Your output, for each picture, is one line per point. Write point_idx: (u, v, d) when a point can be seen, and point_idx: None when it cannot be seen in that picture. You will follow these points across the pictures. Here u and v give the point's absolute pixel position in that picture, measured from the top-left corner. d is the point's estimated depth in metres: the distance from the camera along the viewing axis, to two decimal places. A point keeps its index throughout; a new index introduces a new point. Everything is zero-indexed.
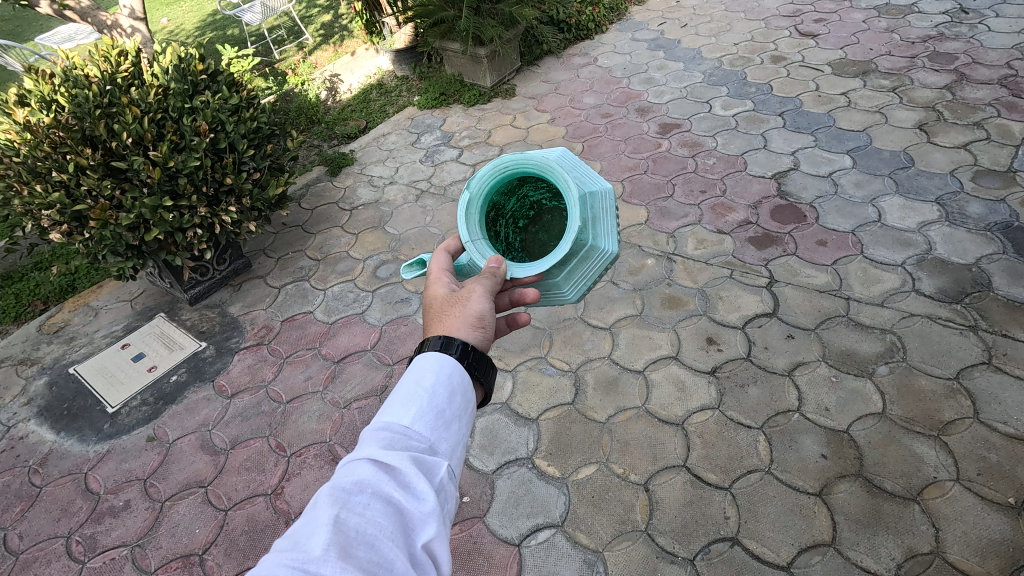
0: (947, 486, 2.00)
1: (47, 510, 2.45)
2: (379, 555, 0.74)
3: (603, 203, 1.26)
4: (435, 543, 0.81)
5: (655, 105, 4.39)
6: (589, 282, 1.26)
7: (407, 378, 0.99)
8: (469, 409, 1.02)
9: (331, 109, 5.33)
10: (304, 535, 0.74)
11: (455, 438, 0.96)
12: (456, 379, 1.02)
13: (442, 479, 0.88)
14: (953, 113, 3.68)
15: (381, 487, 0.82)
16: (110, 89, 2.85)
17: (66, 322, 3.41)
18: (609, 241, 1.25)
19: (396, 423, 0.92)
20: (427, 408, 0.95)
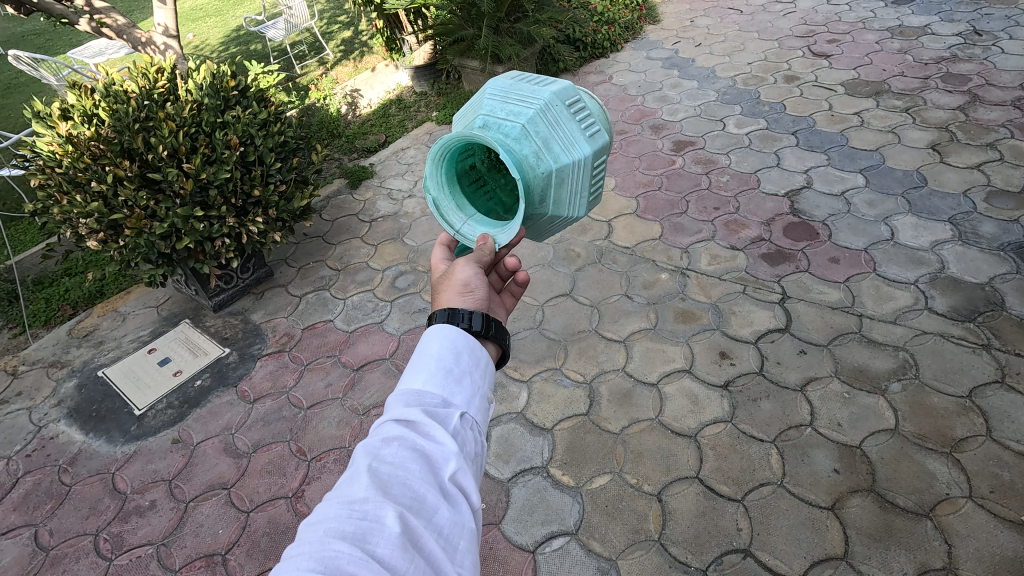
0: (960, 502, 2.02)
1: (76, 508, 2.53)
2: (413, 492, 0.81)
3: (547, 117, 1.18)
4: (460, 476, 0.87)
5: (669, 123, 4.47)
6: (585, 190, 1.25)
7: (418, 349, 1.05)
8: (480, 364, 1.07)
9: (351, 124, 5.47)
10: (344, 487, 0.80)
11: (469, 391, 1.01)
12: (462, 341, 1.07)
13: (460, 425, 0.94)
14: (966, 134, 3.71)
15: (405, 438, 0.88)
16: (147, 104, 2.98)
17: (95, 326, 3.53)
18: (574, 149, 1.19)
19: (412, 385, 0.97)
20: (438, 368, 1.00)
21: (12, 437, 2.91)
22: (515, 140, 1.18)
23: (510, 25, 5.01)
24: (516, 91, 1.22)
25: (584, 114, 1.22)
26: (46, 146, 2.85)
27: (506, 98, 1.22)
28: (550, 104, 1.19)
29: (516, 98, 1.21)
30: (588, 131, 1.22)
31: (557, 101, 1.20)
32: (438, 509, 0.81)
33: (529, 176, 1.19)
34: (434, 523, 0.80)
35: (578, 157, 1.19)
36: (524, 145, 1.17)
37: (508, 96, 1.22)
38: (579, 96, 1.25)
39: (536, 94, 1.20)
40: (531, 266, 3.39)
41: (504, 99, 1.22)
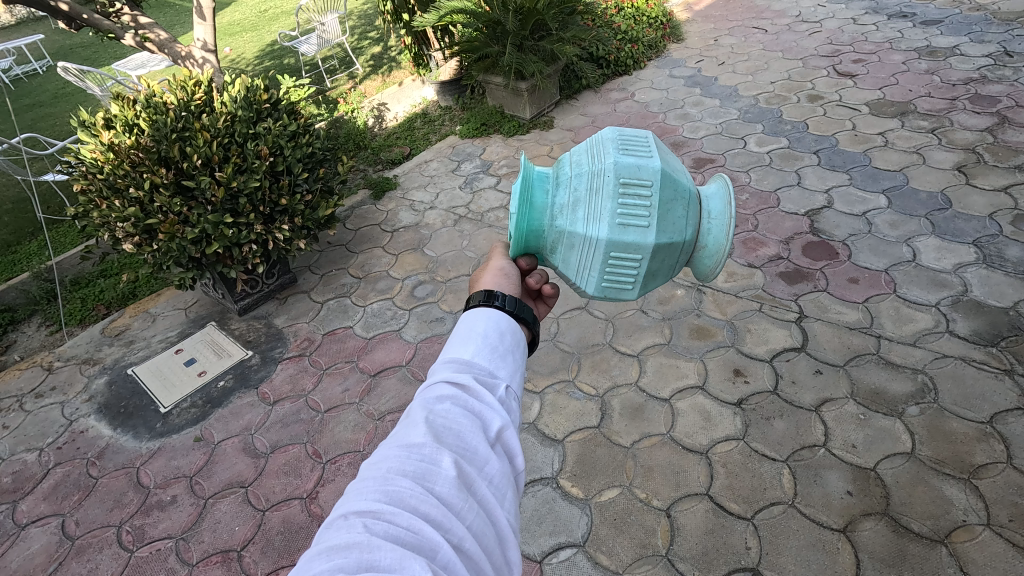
0: (977, 530, 1.98)
1: (102, 500, 2.63)
2: (466, 443, 0.83)
3: (596, 182, 1.20)
4: (506, 433, 0.89)
5: (690, 140, 4.50)
6: (592, 270, 1.23)
7: (462, 322, 1.05)
8: (521, 345, 1.05)
9: (377, 136, 5.63)
10: (401, 432, 0.83)
11: (515, 364, 1.00)
12: (517, 329, 1.07)
13: (508, 392, 0.95)
14: (994, 156, 3.66)
15: (457, 395, 0.90)
16: (185, 116, 3.12)
17: (127, 326, 3.67)
18: (596, 223, 1.19)
19: (460, 353, 0.97)
20: (484, 343, 0.99)
21: (45, 429, 3.04)
22: (573, 208, 1.22)
23: (534, 43, 5.13)
24: (606, 144, 1.25)
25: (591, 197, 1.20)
26: (89, 153, 2.99)
27: (593, 146, 1.27)
28: (606, 171, 1.19)
29: (600, 149, 1.24)
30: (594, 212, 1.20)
31: (611, 175, 1.18)
32: (490, 462, 0.83)
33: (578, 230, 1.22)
34: (485, 472, 0.82)
35: (595, 235, 1.20)
36: (558, 194, 1.26)
37: (594, 146, 1.26)
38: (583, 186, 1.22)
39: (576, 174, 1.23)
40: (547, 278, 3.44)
41: (591, 145, 1.27)
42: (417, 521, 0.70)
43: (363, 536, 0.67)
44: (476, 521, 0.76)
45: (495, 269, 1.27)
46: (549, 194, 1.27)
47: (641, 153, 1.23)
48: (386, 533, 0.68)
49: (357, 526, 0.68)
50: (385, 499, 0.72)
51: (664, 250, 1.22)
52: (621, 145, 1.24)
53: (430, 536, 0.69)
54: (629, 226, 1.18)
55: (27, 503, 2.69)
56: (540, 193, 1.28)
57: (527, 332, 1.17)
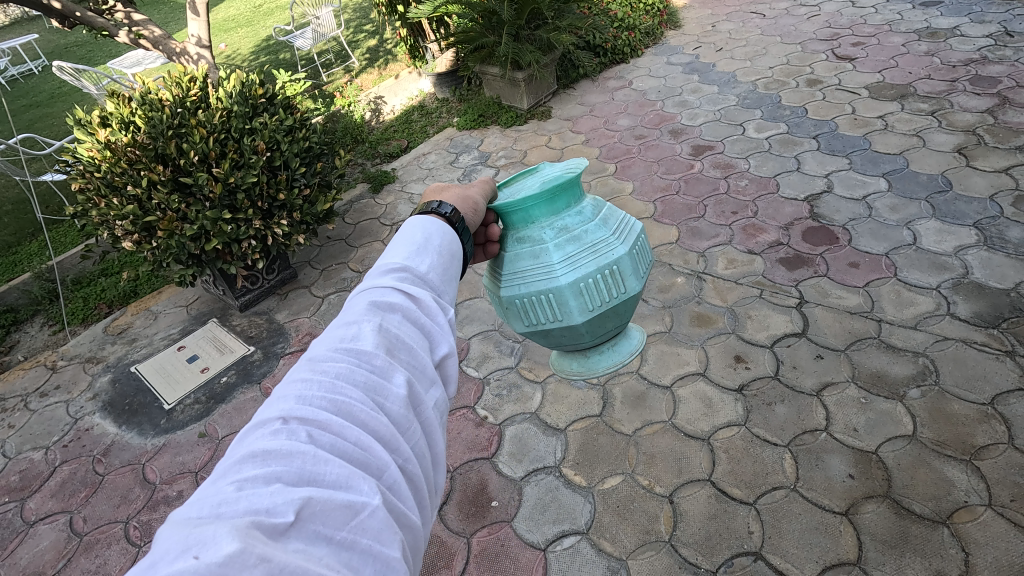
0: (979, 510, 1.98)
1: (109, 497, 2.65)
2: (414, 362, 0.88)
3: (596, 251, 1.46)
4: (448, 360, 0.95)
5: (689, 127, 4.48)
6: (526, 281, 1.47)
7: (415, 237, 1.07)
8: (460, 270, 1.13)
9: (375, 130, 5.61)
10: (348, 336, 0.84)
11: (456, 291, 1.08)
12: (458, 255, 1.14)
13: (453, 318, 1.01)
14: (995, 137, 3.64)
15: (407, 310, 0.93)
16: (181, 112, 3.10)
17: (129, 324, 3.68)
18: (571, 269, 1.44)
19: (411, 268, 1.01)
20: (434, 265, 1.04)
21: (51, 427, 3.06)
22: (568, 245, 1.45)
23: (530, 32, 5.10)
24: (628, 239, 1.52)
25: (588, 251, 1.45)
26: (86, 151, 2.99)
27: (621, 228, 1.53)
28: (613, 254, 1.46)
29: (621, 235, 1.51)
30: (577, 260, 1.44)
31: (608, 260, 1.46)
32: (432, 384, 0.90)
33: (556, 259, 1.44)
34: (428, 395, 0.89)
35: (556, 273, 1.44)
36: (573, 224, 1.48)
37: (622, 229, 1.53)
38: (590, 238, 1.47)
39: (593, 229, 1.48)
40: None
41: (622, 226, 1.54)
42: (365, 435, 0.73)
43: (309, 448, 0.68)
44: (416, 440, 0.82)
45: (464, 195, 1.34)
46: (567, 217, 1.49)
47: (632, 269, 1.53)
48: (333, 447, 0.70)
49: (302, 436, 0.69)
50: (333, 410, 0.74)
51: (570, 330, 1.55)
52: (632, 251, 1.52)
53: (379, 455, 0.73)
54: (574, 292, 1.45)
55: (35, 501, 2.71)
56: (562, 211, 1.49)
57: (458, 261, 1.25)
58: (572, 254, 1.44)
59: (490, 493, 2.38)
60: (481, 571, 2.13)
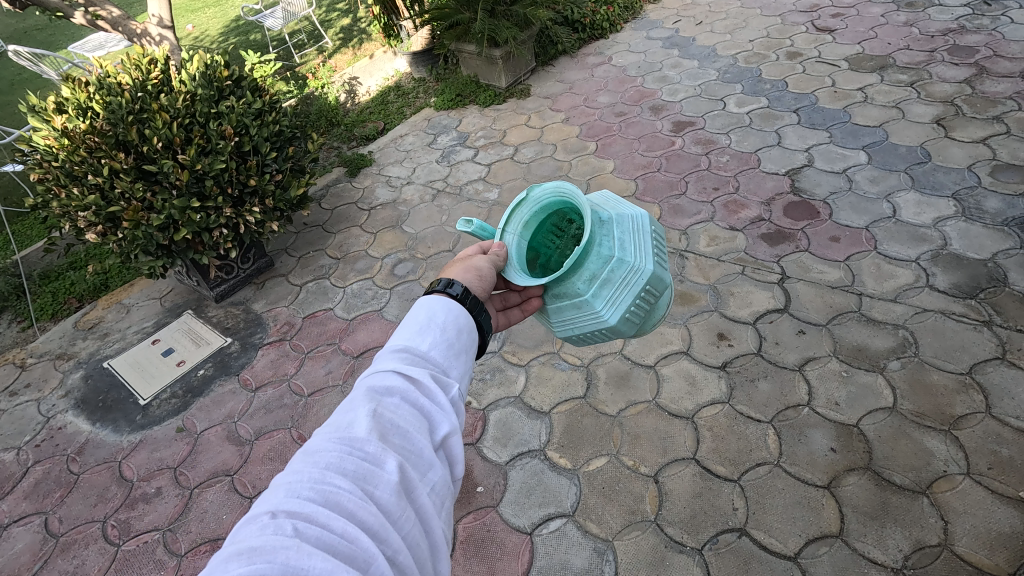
0: (957, 479, 2.01)
1: (85, 496, 2.59)
2: (411, 446, 0.86)
3: (629, 278, 1.38)
4: (451, 438, 0.93)
5: (669, 103, 4.42)
6: (579, 331, 1.45)
7: (419, 313, 1.08)
8: (473, 345, 1.11)
9: (350, 112, 5.46)
10: (344, 422, 0.84)
11: (464, 366, 1.06)
12: (473, 331, 1.13)
13: (458, 394, 0.99)
14: (972, 107, 3.64)
15: (407, 391, 0.93)
16: (141, 96, 2.97)
17: (101, 318, 3.57)
18: (617, 308, 1.37)
19: (413, 347, 1.01)
20: (439, 340, 1.04)
21: (22, 427, 2.97)
22: (601, 286, 1.39)
23: (506, 8, 4.97)
24: (648, 242, 1.43)
25: (624, 283, 1.38)
26: (42, 140, 2.85)
27: (636, 232, 1.44)
28: (643, 272, 1.38)
29: (642, 242, 1.42)
30: (619, 298, 1.37)
31: (643, 279, 1.38)
32: (432, 468, 0.87)
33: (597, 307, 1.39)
34: (427, 479, 0.86)
35: (602, 316, 1.39)
36: (594, 263, 1.40)
37: (640, 236, 1.42)
38: (620, 269, 1.38)
39: (618, 258, 1.39)
40: None
41: (635, 229, 1.44)
42: (351, 526, 0.71)
43: (292, 541, 0.67)
44: (411, 529, 0.78)
45: (467, 264, 1.34)
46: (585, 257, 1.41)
47: (664, 264, 1.45)
48: (319, 540, 0.69)
49: (287, 529, 0.68)
50: (321, 499, 0.73)
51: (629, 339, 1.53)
52: (655, 249, 1.44)
53: (367, 548, 0.70)
54: (627, 322, 1.42)
55: (8, 503, 2.64)
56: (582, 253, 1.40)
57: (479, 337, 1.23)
58: (611, 296, 1.38)
59: (475, 479, 2.37)
60: (468, 558, 2.12)
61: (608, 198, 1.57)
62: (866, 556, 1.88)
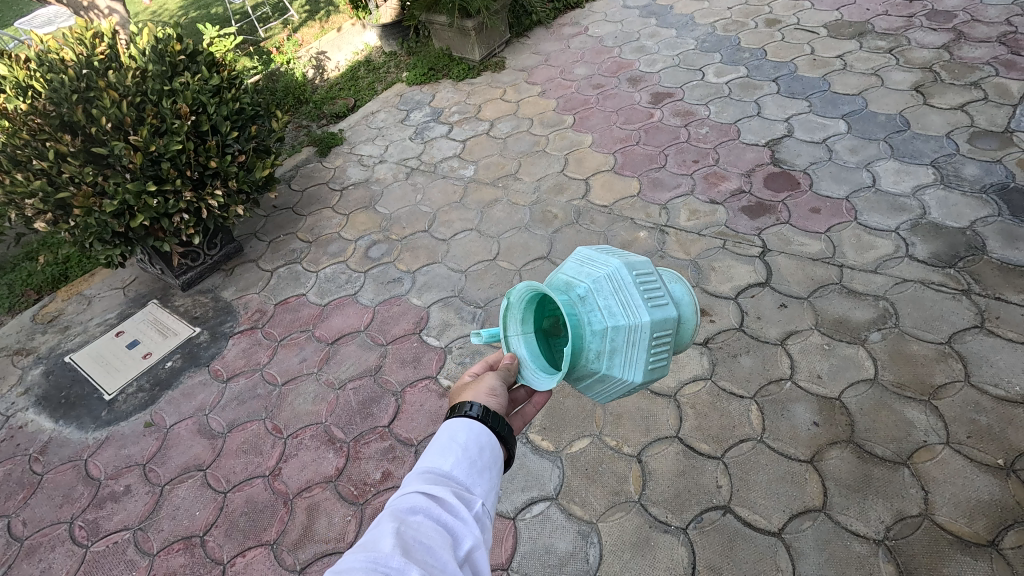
0: (937, 449, 2.01)
1: (50, 497, 2.49)
2: (436, 559, 0.84)
3: (631, 336, 1.24)
4: (475, 553, 0.91)
5: (647, 74, 4.31)
6: (619, 394, 1.35)
7: (444, 433, 1.13)
8: (497, 463, 1.14)
9: (319, 88, 5.25)
10: (372, 539, 0.84)
11: (488, 486, 1.07)
12: (497, 449, 1.17)
13: (481, 511, 1.00)
14: (951, 74, 3.60)
15: (432, 508, 0.93)
16: (87, 73, 2.80)
17: (60, 310, 3.41)
18: (635, 369, 1.26)
19: (437, 466, 1.04)
20: (463, 457, 1.08)
21: None
22: (608, 357, 1.26)
23: None
24: (633, 290, 1.27)
25: (631, 345, 1.25)
26: None
27: (618, 288, 1.28)
28: (642, 326, 1.23)
29: (627, 295, 1.26)
30: (634, 358, 1.26)
31: (647, 330, 1.24)
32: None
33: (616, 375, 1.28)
34: None
35: (627, 378, 1.28)
36: (593, 341, 1.26)
37: (622, 291, 1.26)
38: (618, 335, 1.24)
39: (610, 325, 1.24)
40: (508, 229, 3.30)
41: (616, 286, 1.28)
42: None
43: None
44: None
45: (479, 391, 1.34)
46: (580, 340, 1.27)
47: (659, 298, 1.29)
48: None
49: None
50: None
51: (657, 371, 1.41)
52: (643, 290, 1.28)
53: None
54: (655, 368, 1.29)
55: None
56: (575, 338, 1.27)
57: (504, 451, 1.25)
58: (624, 360, 1.26)
59: None
60: None
61: (580, 254, 1.40)
62: (848, 528, 1.88)
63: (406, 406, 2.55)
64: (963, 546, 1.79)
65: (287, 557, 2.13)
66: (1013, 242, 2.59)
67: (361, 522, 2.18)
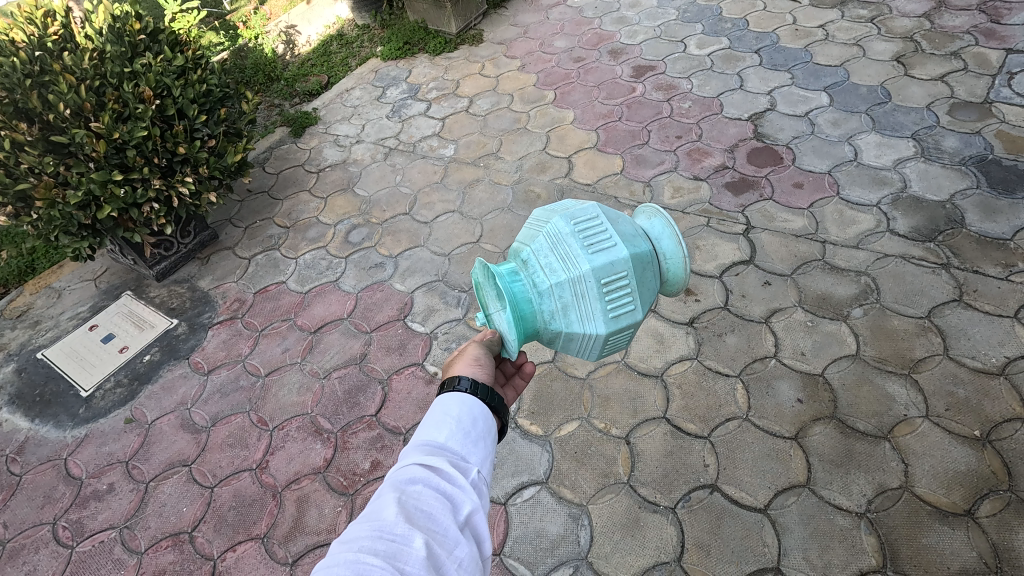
0: (917, 422, 2.06)
1: (30, 498, 2.43)
2: (437, 527, 0.83)
3: (577, 287, 1.13)
4: (476, 517, 0.89)
5: (628, 46, 4.22)
6: (599, 352, 1.21)
7: (437, 406, 1.09)
8: (492, 430, 1.10)
9: (290, 65, 5.05)
10: (373, 511, 0.82)
11: (484, 452, 1.04)
12: (491, 417, 1.12)
13: (479, 477, 0.97)
14: (931, 43, 3.59)
15: (429, 476, 0.90)
16: (40, 55, 2.65)
17: (29, 305, 3.29)
18: (593, 321, 1.14)
19: (433, 438, 1.00)
20: (457, 427, 1.04)
21: None
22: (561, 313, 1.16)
23: None
24: (569, 240, 1.16)
25: (581, 296, 1.13)
26: None
27: (555, 243, 1.18)
28: (584, 275, 1.11)
29: (564, 248, 1.16)
30: (591, 309, 1.13)
31: (594, 276, 1.11)
32: (459, 544, 0.82)
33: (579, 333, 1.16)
34: (454, 556, 0.81)
35: (591, 332, 1.15)
36: (543, 302, 1.17)
37: (558, 244, 1.17)
38: (564, 289, 1.13)
39: (553, 281, 1.14)
40: (490, 210, 3.25)
41: (553, 241, 1.18)
42: None
43: None
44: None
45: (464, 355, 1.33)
46: (531, 305, 1.19)
47: (603, 241, 1.16)
48: None
49: None
50: None
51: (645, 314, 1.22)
52: (582, 237, 1.16)
53: None
54: (621, 315, 1.15)
55: None
56: (524, 303, 1.19)
57: (499, 419, 1.21)
58: (578, 314, 1.14)
59: None
60: None
61: (532, 219, 1.33)
62: (832, 503, 1.93)
63: (393, 394, 2.52)
64: (941, 516, 1.85)
65: (278, 550, 2.12)
66: (991, 214, 2.62)
67: (352, 513, 2.18)
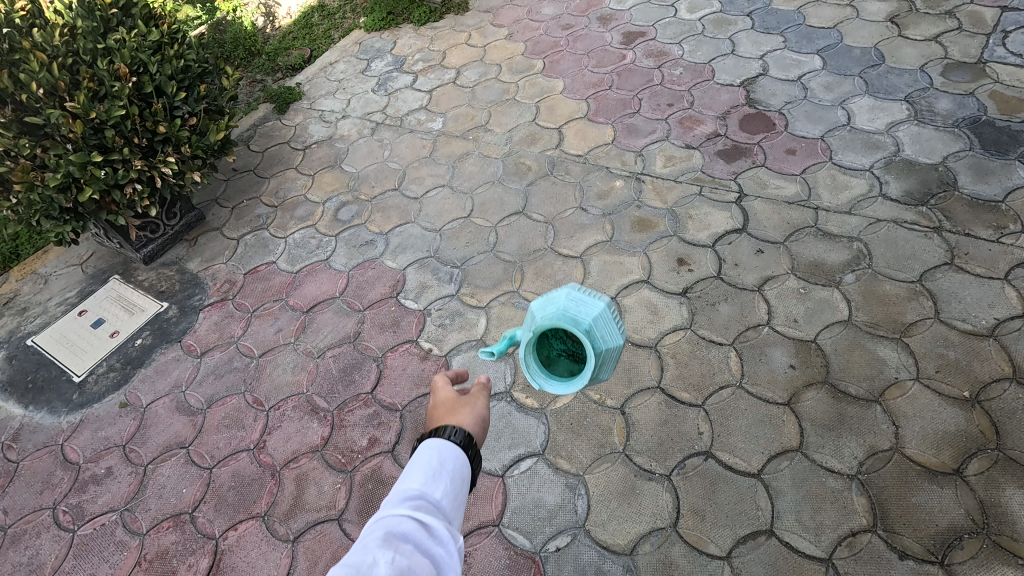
0: (907, 385, 2.08)
1: (29, 484, 2.44)
2: None
3: (613, 353, 1.22)
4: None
5: (618, 12, 4.12)
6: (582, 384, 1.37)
7: (421, 458, 1.10)
8: (468, 491, 1.12)
9: (271, 38, 4.90)
10: (364, 559, 0.82)
11: (463, 518, 1.05)
12: (466, 479, 1.14)
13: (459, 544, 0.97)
14: (925, 2, 3.52)
15: (417, 534, 0.91)
16: (8, 33, 2.55)
17: (16, 292, 3.24)
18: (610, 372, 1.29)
19: (418, 494, 1.01)
20: (438, 483, 1.05)
21: None
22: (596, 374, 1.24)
23: None
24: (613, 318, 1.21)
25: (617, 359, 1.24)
26: None
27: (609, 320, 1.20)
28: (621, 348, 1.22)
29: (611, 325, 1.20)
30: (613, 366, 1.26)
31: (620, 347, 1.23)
32: None
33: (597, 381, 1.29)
34: None
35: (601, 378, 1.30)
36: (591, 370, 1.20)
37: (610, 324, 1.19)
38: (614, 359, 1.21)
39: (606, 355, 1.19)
40: (481, 184, 3.20)
41: (606, 322, 1.19)
42: None
43: None
44: None
45: (473, 410, 1.30)
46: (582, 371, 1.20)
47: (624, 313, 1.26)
48: None
49: None
50: None
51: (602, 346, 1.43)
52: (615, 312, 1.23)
53: None
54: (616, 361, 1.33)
55: None
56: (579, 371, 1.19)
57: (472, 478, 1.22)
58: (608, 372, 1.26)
59: None
60: None
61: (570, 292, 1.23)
62: (824, 466, 1.96)
63: (388, 371, 2.52)
64: (930, 476, 1.89)
65: (279, 527, 2.15)
66: (983, 176, 2.61)
67: (351, 489, 2.20)
